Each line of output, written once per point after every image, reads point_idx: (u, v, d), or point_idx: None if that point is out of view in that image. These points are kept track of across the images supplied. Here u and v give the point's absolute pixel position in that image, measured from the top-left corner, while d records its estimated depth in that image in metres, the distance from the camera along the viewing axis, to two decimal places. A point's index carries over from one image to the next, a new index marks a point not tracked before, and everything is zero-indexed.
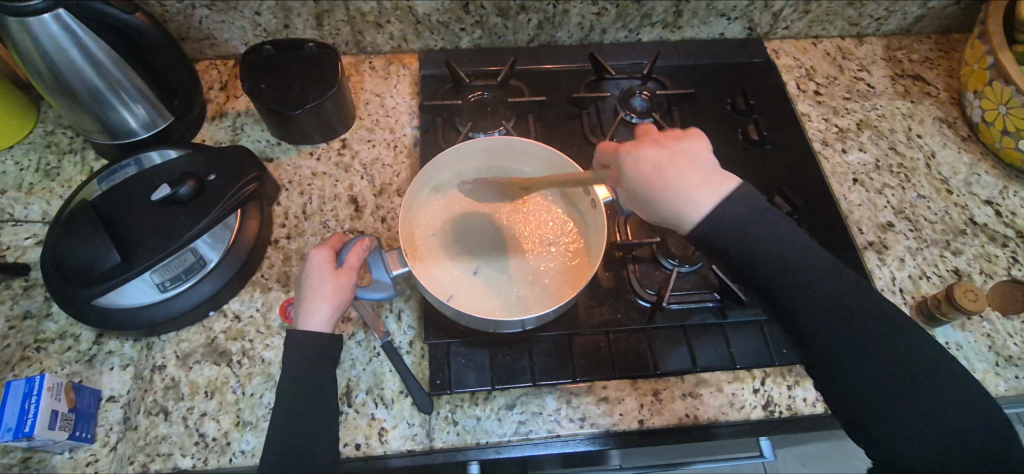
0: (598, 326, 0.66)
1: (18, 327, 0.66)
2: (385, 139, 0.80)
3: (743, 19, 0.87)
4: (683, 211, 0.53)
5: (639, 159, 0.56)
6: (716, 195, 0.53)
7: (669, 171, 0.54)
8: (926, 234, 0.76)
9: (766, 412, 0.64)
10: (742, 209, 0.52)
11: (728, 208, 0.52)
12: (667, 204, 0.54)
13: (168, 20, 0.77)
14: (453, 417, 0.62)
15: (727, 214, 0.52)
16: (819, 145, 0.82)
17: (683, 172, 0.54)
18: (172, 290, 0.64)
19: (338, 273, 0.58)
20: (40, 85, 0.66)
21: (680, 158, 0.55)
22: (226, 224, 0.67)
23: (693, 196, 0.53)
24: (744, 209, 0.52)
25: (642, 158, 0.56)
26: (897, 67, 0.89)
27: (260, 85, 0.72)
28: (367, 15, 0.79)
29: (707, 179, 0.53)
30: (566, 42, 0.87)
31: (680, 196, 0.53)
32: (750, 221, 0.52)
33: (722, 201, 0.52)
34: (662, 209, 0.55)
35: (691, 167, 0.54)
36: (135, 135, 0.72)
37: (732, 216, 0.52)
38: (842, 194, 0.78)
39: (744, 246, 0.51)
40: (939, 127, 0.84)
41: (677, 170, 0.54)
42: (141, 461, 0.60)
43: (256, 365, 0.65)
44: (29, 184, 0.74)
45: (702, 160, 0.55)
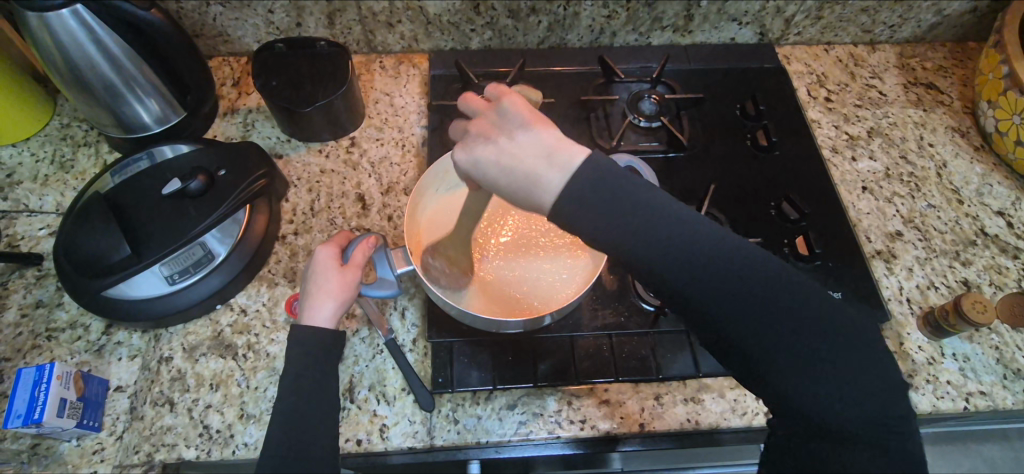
0: (601, 328, 0.66)
1: (30, 315, 0.67)
2: (393, 137, 0.80)
3: (755, 25, 0.86)
4: (538, 198, 0.44)
5: (476, 146, 0.48)
6: (563, 172, 0.44)
7: (506, 153, 0.46)
8: (935, 244, 0.75)
9: (768, 419, 0.64)
10: (608, 183, 0.43)
11: (578, 183, 0.43)
12: (517, 192, 0.45)
13: (183, 16, 0.78)
14: (454, 415, 0.63)
15: (586, 192, 0.43)
16: (828, 152, 0.81)
17: (519, 156, 0.45)
18: (180, 283, 0.65)
19: (343, 270, 0.58)
20: (57, 78, 0.67)
21: (523, 140, 0.46)
22: (234, 219, 0.67)
23: (537, 179, 0.44)
24: (609, 177, 0.43)
25: (477, 152, 0.48)
26: (909, 75, 0.88)
27: (272, 82, 0.73)
28: (378, 14, 0.80)
29: (548, 155, 0.44)
30: (576, 44, 0.88)
31: (526, 181, 0.44)
32: (607, 195, 0.43)
33: (572, 179, 0.43)
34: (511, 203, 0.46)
35: (541, 146, 0.45)
36: (147, 129, 0.73)
37: (588, 190, 0.43)
38: (851, 202, 0.78)
39: (640, 237, 0.43)
40: (951, 136, 0.83)
41: (518, 153, 0.45)
42: (145, 451, 0.61)
43: (262, 359, 0.66)
44: (44, 175, 0.75)
45: (527, 138, 0.46)
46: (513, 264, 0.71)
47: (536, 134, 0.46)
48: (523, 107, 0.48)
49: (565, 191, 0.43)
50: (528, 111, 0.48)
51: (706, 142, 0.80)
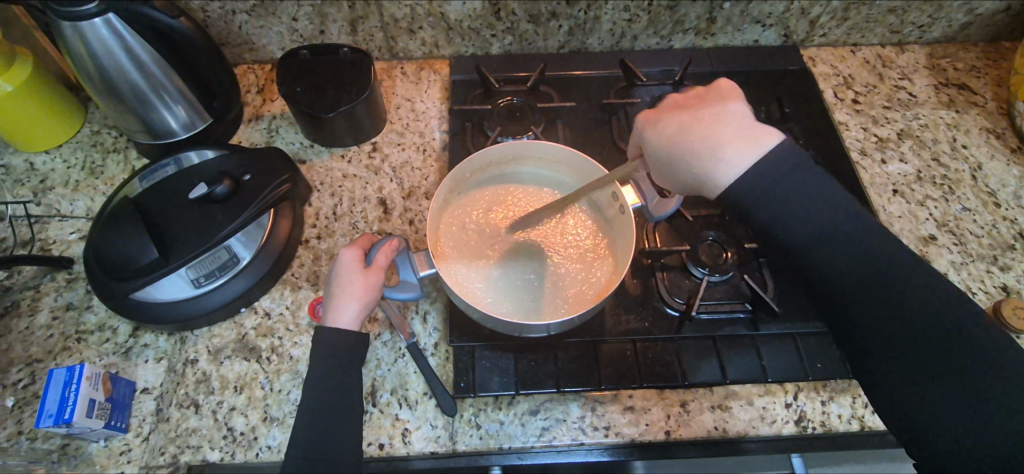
0: (624, 334, 0.65)
1: (61, 318, 0.68)
2: (415, 142, 0.81)
3: (779, 26, 0.85)
4: (710, 169, 0.53)
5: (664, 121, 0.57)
6: (744, 162, 0.52)
7: (692, 127, 0.55)
8: (971, 248, 0.73)
9: (799, 427, 0.62)
10: (791, 175, 0.51)
11: (756, 170, 0.51)
12: (696, 163, 0.54)
13: (209, 25, 0.79)
14: (476, 420, 0.62)
15: (759, 182, 0.51)
16: (857, 155, 0.80)
17: (704, 126, 0.54)
18: (205, 286, 0.65)
19: (367, 273, 0.58)
20: (88, 85, 0.69)
21: (716, 119, 0.54)
22: (259, 223, 0.68)
23: (717, 162, 0.52)
24: (790, 176, 0.51)
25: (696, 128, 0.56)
26: (940, 75, 0.86)
27: (297, 88, 0.74)
28: (400, 21, 0.81)
29: (735, 145, 0.52)
30: (597, 48, 0.87)
31: (709, 157, 0.53)
32: (774, 192, 0.51)
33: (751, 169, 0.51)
34: (666, 167, 0.57)
35: (732, 131, 0.53)
36: (175, 136, 0.74)
37: (758, 183, 0.51)
38: (881, 205, 0.76)
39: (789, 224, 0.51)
40: (985, 137, 0.81)
41: (709, 131, 0.54)
42: (171, 452, 0.61)
43: (285, 362, 0.66)
44: (75, 181, 0.77)
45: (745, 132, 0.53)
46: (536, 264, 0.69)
47: (725, 119, 0.54)
48: (721, 97, 0.57)
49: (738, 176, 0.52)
50: (726, 99, 0.57)
51: None
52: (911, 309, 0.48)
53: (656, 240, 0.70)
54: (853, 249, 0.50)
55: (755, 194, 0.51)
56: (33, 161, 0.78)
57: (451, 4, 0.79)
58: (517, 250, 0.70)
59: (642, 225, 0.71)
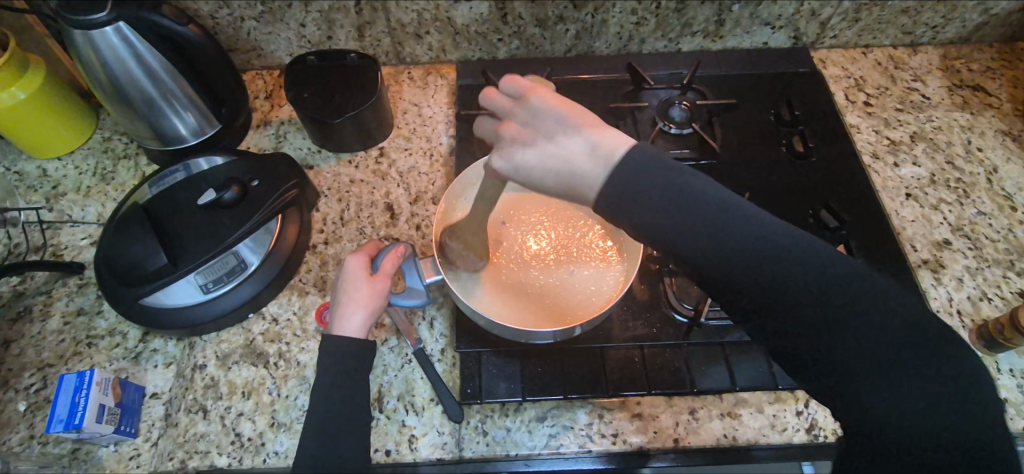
0: (632, 340, 0.65)
1: (72, 323, 0.69)
2: (422, 147, 0.81)
3: (789, 28, 0.84)
4: (581, 188, 0.46)
5: (516, 149, 0.51)
6: (607, 165, 0.45)
7: (547, 146, 0.49)
8: (987, 253, 0.71)
9: (810, 436, 0.61)
10: (654, 174, 0.43)
11: (618, 176, 0.44)
12: (566, 182, 0.47)
13: (219, 31, 0.80)
14: (483, 427, 0.62)
15: (639, 189, 0.43)
16: (869, 158, 0.79)
17: (555, 144, 0.48)
18: (214, 292, 0.66)
19: (372, 280, 0.58)
20: (100, 93, 0.70)
21: (562, 136, 0.48)
22: (267, 229, 0.68)
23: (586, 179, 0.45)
24: (649, 171, 0.43)
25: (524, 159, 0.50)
26: (954, 77, 0.85)
27: (304, 94, 0.75)
28: (407, 26, 0.81)
29: (595, 150, 0.45)
30: (604, 52, 0.87)
31: (574, 173, 0.46)
32: (657, 193, 0.42)
33: (614, 171, 0.44)
34: (548, 195, 0.50)
35: (582, 140, 0.47)
36: (185, 142, 0.75)
37: (627, 189, 0.43)
38: (894, 210, 0.74)
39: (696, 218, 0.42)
40: (1001, 140, 0.79)
41: (563, 151, 0.47)
42: (179, 458, 0.62)
43: (292, 367, 0.66)
44: (87, 187, 0.78)
45: (573, 135, 0.47)
46: (543, 271, 0.69)
47: (572, 127, 0.48)
48: (552, 100, 0.50)
49: (608, 185, 0.44)
50: (556, 100, 0.50)
51: (740, 149, 0.78)
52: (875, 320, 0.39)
53: None
54: (791, 261, 0.40)
55: (629, 197, 0.43)
56: (46, 168, 0.79)
57: (458, 8, 0.79)
58: (526, 257, 0.70)
59: None
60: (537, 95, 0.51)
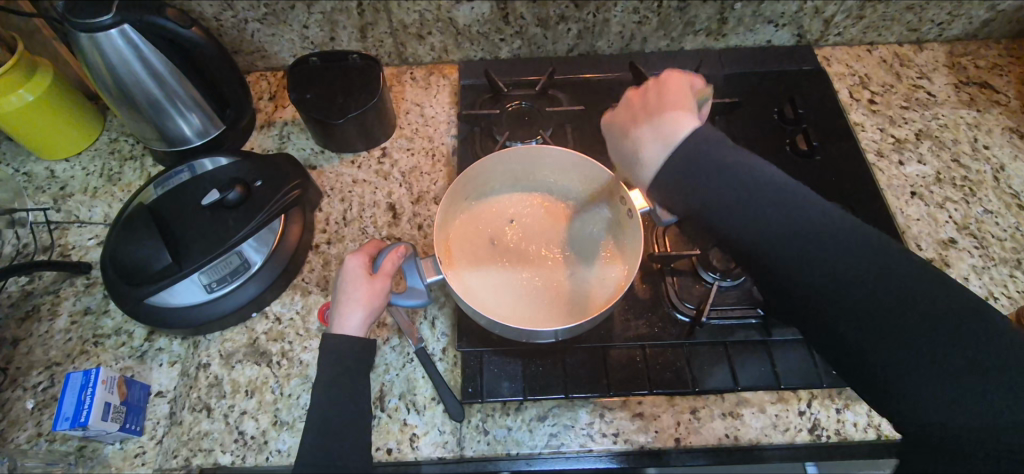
0: (633, 340, 0.64)
1: (79, 322, 0.70)
2: (424, 147, 0.81)
3: (792, 26, 0.84)
4: (636, 160, 0.56)
5: (616, 115, 0.61)
6: (665, 144, 0.53)
7: (629, 121, 0.58)
8: (994, 252, 0.70)
9: (813, 436, 0.61)
10: (721, 159, 0.50)
11: (675, 155, 0.52)
12: (627, 154, 0.57)
13: (223, 33, 0.81)
14: (484, 426, 0.62)
15: (680, 164, 0.51)
16: (873, 157, 0.78)
17: (640, 117, 0.57)
18: (218, 292, 0.66)
19: (373, 279, 0.59)
20: (105, 95, 0.71)
21: (653, 105, 0.56)
22: (270, 228, 0.69)
23: (643, 152, 0.54)
24: (711, 150, 0.51)
25: (611, 118, 0.61)
26: (960, 74, 0.84)
27: (306, 95, 0.75)
28: (409, 26, 0.81)
29: (661, 129, 0.54)
30: (606, 51, 0.87)
31: (633, 145, 0.55)
32: (706, 174, 0.50)
33: (670, 150, 0.52)
34: (613, 157, 0.61)
35: (664, 116, 0.54)
36: (189, 143, 0.75)
37: (678, 167, 0.51)
38: (899, 208, 0.74)
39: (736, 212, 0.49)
40: (1008, 137, 0.79)
41: (641, 118, 0.57)
42: (184, 455, 0.62)
43: (295, 366, 0.67)
44: (94, 187, 0.79)
45: (658, 107, 0.56)
46: (543, 268, 0.69)
47: (663, 103, 0.55)
48: (675, 83, 0.57)
49: (661, 162, 0.52)
50: (674, 84, 0.57)
51: (742, 147, 0.78)
52: (914, 321, 0.43)
53: (666, 244, 0.69)
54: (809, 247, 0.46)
55: (675, 176, 0.51)
56: (54, 169, 0.80)
57: (459, 9, 0.79)
58: (525, 255, 0.70)
59: (652, 230, 0.70)
60: (664, 75, 0.59)
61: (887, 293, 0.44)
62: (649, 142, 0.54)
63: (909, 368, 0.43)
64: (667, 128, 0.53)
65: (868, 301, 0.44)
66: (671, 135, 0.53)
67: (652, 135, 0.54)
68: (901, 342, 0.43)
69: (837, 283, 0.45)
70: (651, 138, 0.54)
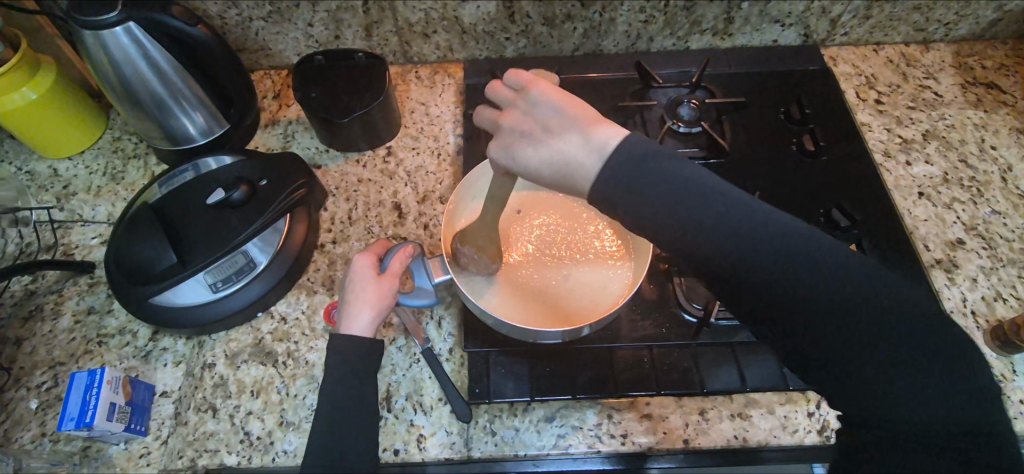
0: (641, 340, 0.64)
1: (82, 322, 0.69)
2: (429, 146, 0.81)
3: (799, 26, 0.84)
4: (576, 179, 0.49)
5: (517, 137, 0.53)
6: (600, 157, 0.47)
7: (541, 145, 0.51)
8: (1002, 253, 0.70)
9: (822, 437, 0.61)
10: (660, 155, 0.46)
11: (614, 161, 0.46)
12: (563, 177, 0.50)
13: (227, 31, 0.80)
14: (492, 427, 0.62)
15: (618, 173, 0.45)
16: (880, 157, 0.78)
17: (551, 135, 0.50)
18: (223, 291, 0.66)
19: (380, 279, 0.58)
20: (109, 93, 0.70)
21: (551, 122, 0.51)
22: (275, 228, 0.69)
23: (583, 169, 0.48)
24: (653, 160, 0.45)
25: (521, 149, 0.52)
26: (967, 74, 0.84)
27: (311, 94, 0.75)
28: (415, 25, 0.81)
29: (587, 139, 0.48)
30: (612, 51, 0.86)
31: (569, 164, 0.49)
32: (647, 173, 0.45)
33: (609, 161, 0.46)
34: (543, 185, 0.53)
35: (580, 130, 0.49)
36: (193, 141, 0.75)
37: (621, 176, 0.45)
38: (906, 209, 0.74)
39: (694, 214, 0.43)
40: (1016, 138, 0.78)
41: (557, 144, 0.50)
42: (189, 456, 0.62)
43: (301, 367, 0.66)
44: (97, 186, 0.78)
45: (564, 127, 0.50)
46: (548, 270, 0.68)
47: (574, 113, 0.51)
48: (553, 92, 0.52)
49: (601, 174, 0.46)
50: (557, 94, 0.52)
51: (750, 147, 0.78)
52: (887, 327, 0.41)
53: None
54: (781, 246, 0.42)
55: (625, 188, 0.45)
56: (57, 168, 0.80)
57: (465, 7, 0.78)
58: (531, 258, 0.69)
59: None
60: (537, 88, 0.52)
61: (860, 298, 0.41)
62: (586, 164, 0.48)
63: (879, 370, 0.41)
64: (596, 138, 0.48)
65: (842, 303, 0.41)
66: (602, 147, 0.47)
67: (586, 155, 0.48)
68: (873, 345, 0.41)
69: (810, 288, 0.41)
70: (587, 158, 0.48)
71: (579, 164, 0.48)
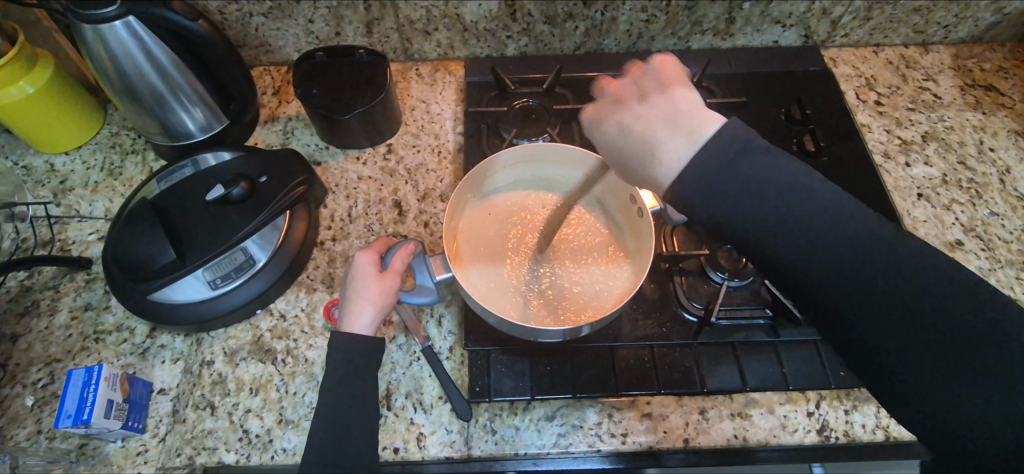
0: (642, 339, 0.64)
1: (80, 318, 0.69)
2: (430, 144, 0.80)
3: (799, 27, 0.84)
4: (656, 164, 0.49)
5: (610, 107, 0.55)
6: (693, 140, 0.47)
7: (630, 117, 0.52)
8: (1000, 254, 0.71)
9: (822, 437, 0.61)
10: (743, 156, 0.45)
11: (710, 152, 0.46)
12: (642, 160, 0.50)
13: (227, 27, 0.80)
14: (492, 425, 0.61)
15: (711, 159, 0.46)
16: (880, 158, 0.78)
17: (639, 110, 0.52)
18: (222, 288, 0.65)
19: (383, 277, 0.58)
20: (107, 87, 0.70)
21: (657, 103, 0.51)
22: (275, 226, 0.68)
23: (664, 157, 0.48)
24: (747, 161, 0.45)
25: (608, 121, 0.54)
26: (966, 76, 0.84)
27: (312, 90, 0.75)
28: (416, 22, 0.81)
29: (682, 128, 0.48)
30: (613, 50, 0.86)
31: (650, 140, 0.49)
32: (734, 171, 0.45)
33: (701, 147, 0.46)
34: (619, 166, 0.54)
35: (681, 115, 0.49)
36: (192, 137, 0.75)
37: (708, 168, 0.45)
38: (906, 209, 0.74)
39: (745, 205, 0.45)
40: (1014, 140, 0.79)
41: (645, 122, 0.51)
42: (187, 454, 0.61)
43: (300, 364, 0.66)
44: (94, 182, 0.78)
45: (671, 104, 0.50)
46: (552, 266, 0.68)
47: (675, 99, 0.50)
48: (669, 71, 0.54)
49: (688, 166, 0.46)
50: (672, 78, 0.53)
51: None
52: (908, 304, 0.42)
53: (674, 244, 0.69)
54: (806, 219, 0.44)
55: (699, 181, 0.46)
56: (54, 163, 0.79)
57: (467, 5, 0.78)
58: (534, 254, 0.69)
59: (660, 229, 0.70)
60: (656, 62, 0.54)
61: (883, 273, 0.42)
62: (672, 145, 0.48)
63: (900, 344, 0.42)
64: (695, 121, 0.48)
65: (874, 285, 0.42)
66: (699, 130, 0.47)
67: (675, 136, 0.48)
68: (894, 312, 0.42)
69: (848, 265, 0.43)
70: (676, 138, 0.48)
71: (664, 140, 0.48)
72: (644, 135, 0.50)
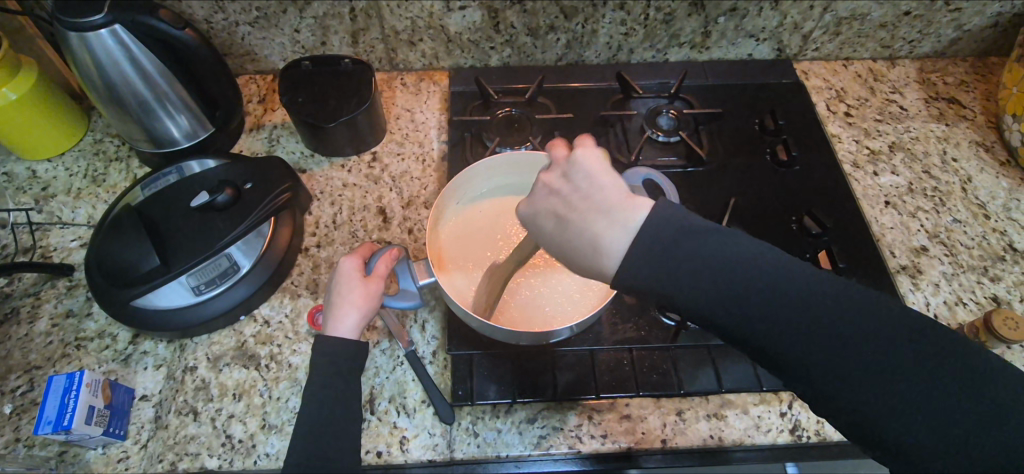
0: (621, 342, 0.66)
1: (60, 325, 0.69)
2: (414, 152, 0.82)
3: (772, 41, 0.87)
4: (602, 257, 0.45)
5: (539, 199, 0.51)
6: (624, 235, 0.44)
7: (571, 211, 0.48)
8: (962, 260, 0.74)
9: (793, 437, 0.63)
10: (676, 237, 0.43)
11: (643, 236, 0.43)
12: (587, 253, 0.46)
13: (213, 36, 0.81)
14: (474, 428, 0.63)
15: (653, 244, 0.43)
16: (849, 168, 0.81)
17: (551, 199, 0.50)
18: (206, 294, 0.66)
19: (367, 281, 0.59)
20: (92, 94, 0.70)
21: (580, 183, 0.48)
22: (259, 232, 0.69)
23: (596, 233, 0.45)
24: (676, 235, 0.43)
25: (541, 206, 0.50)
26: (930, 89, 0.88)
27: (298, 98, 0.76)
28: (401, 33, 0.82)
29: (610, 214, 0.45)
30: (594, 61, 0.89)
31: (590, 236, 0.46)
32: (670, 246, 0.43)
33: (632, 242, 0.44)
34: (560, 247, 0.49)
35: (596, 199, 0.46)
36: (177, 144, 0.75)
37: (652, 252, 0.43)
38: (874, 217, 0.77)
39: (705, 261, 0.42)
40: (975, 150, 0.82)
41: (580, 203, 0.47)
42: (169, 460, 0.61)
43: (284, 369, 0.66)
44: (77, 188, 0.78)
45: (591, 191, 0.47)
46: (553, 261, 0.70)
47: (591, 189, 0.47)
48: (591, 159, 0.48)
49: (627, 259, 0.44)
50: (594, 162, 0.48)
51: (726, 157, 0.81)
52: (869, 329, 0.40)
53: None
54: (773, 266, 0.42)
55: (650, 267, 0.43)
56: (35, 169, 0.79)
57: (450, 16, 0.80)
58: (538, 263, 0.70)
59: None
60: (581, 152, 0.48)
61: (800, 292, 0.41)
62: (608, 240, 0.45)
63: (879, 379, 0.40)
64: (622, 209, 0.45)
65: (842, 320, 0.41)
66: (628, 225, 0.44)
67: (616, 218, 0.45)
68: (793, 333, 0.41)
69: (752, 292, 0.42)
70: (610, 234, 0.45)
71: (597, 233, 0.45)
72: (561, 215, 0.49)
